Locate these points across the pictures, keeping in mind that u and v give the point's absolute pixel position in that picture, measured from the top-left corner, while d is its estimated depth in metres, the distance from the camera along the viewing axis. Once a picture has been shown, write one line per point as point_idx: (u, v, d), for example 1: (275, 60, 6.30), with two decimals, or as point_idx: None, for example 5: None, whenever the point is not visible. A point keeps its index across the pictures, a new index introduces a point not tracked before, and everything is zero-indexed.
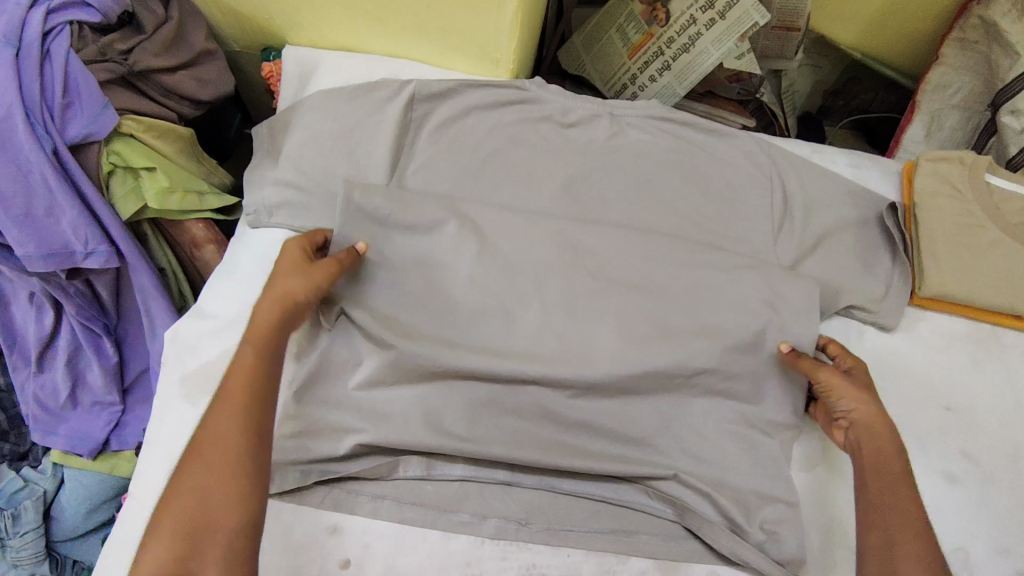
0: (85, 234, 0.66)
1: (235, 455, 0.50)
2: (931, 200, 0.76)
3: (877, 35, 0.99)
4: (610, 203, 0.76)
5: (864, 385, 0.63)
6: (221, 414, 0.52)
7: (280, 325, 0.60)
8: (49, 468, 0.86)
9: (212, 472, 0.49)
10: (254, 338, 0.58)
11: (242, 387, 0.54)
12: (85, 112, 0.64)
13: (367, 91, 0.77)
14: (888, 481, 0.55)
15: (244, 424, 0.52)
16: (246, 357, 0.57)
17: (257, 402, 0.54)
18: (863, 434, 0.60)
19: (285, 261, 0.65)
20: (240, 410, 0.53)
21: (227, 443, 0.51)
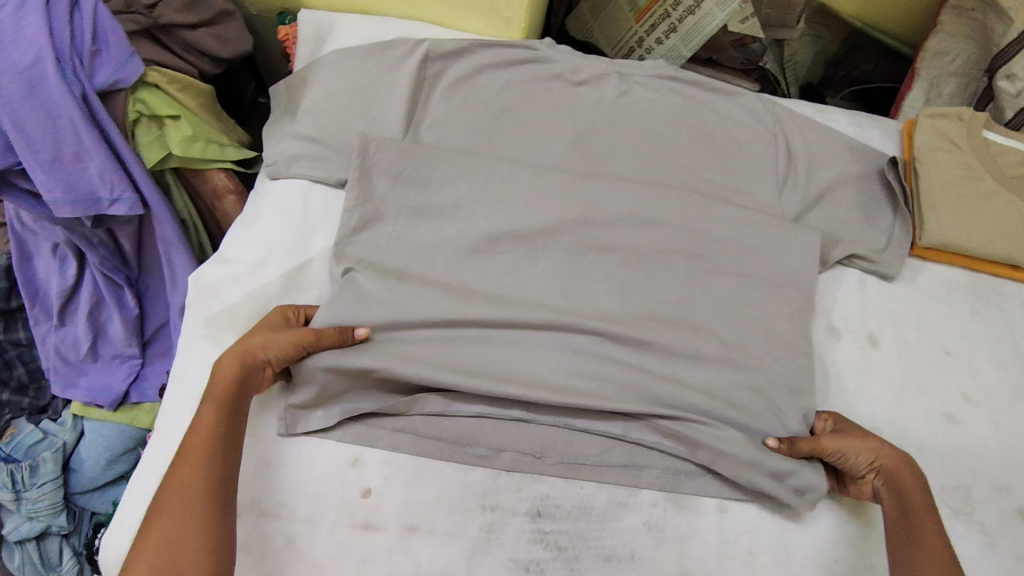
0: (110, 179, 0.68)
1: (198, 517, 0.52)
2: (931, 154, 0.78)
3: (877, 5, 1.01)
4: (620, 156, 0.78)
5: (876, 436, 0.63)
6: (182, 470, 0.54)
7: (241, 382, 0.60)
8: (69, 420, 0.88)
9: (174, 537, 0.50)
10: (212, 397, 0.58)
11: (203, 448, 0.55)
12: (112, 59, 0.66)
13: (382, 50, 0.79)
14: (922, 526, 0.57)
15: (208, 483, 0.53)
16: (206, 417, 0.57)
17: (218, 454, 0.55)
18: (892, 483, 0.60)
19: (263, 319, 0.64)
20: (203, 467, 0.54)
21: (189, 498, 0.52)
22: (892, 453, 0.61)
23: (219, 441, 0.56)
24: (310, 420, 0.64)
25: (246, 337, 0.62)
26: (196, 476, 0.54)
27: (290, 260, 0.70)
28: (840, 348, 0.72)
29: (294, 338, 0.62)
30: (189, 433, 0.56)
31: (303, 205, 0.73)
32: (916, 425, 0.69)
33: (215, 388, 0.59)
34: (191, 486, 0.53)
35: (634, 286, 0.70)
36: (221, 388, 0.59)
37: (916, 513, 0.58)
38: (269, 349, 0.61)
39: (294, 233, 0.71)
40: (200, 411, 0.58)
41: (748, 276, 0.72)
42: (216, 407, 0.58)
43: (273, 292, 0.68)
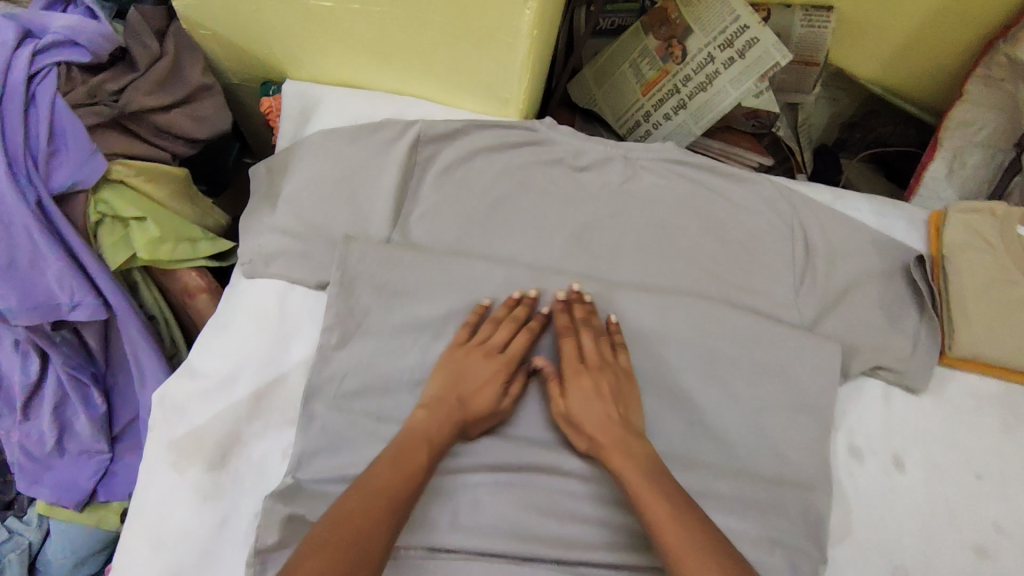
0: (70, 285, 0.62)
1: (367, 543, 0.49)
2: (961, 253, 0.72)
3: (899, 70, 0.96)
4: (626, 251, 0.72)
5: (600, 392, 0.61)
6: (383, 476, 0.54)
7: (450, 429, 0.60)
8: (34, 519, 0.83)
9: (335, 547, 0.48)
10: (442, 426, 0.60)
11: (419, 466, 0.56)
12: (72, 160, 0.60)
13: (370, 132, 0.73)
14: (641, 471, 0.56)
15: (393, 515, 0.52)
16: (435, 440, 0.59)
17: (416, 479, 0.55)
18: (619, 392, 0.62)
19: (481, 369, 0.63)
20: (404, 481, 0.54)
21: (378, 501, 0.52)
22: (597, 413, 0.60)
23: (427, 469, 0.57)
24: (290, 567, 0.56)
25: (464, 396, 0.62)
26: (402, 485, 0.54)
27: (263, 374, 0.64)
28: (859, 474, 0.67)
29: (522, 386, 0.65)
30: (386, 459, 0.56)
31: (279, 310, 0.67)
32: (941, 559, 0.64)
33: (447, 417, 0.60)
34: (371, 508, 0.51)
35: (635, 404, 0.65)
36: (453, 421, 0.60)
37: (612, 465, 0.57)
38: (483, 425, 0.63)
39: (269, 343, 0.66)
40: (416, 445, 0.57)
41: (759, 393, 0.67)
42: (426, 442, 0.58)
43: (243, 412, 0.63)
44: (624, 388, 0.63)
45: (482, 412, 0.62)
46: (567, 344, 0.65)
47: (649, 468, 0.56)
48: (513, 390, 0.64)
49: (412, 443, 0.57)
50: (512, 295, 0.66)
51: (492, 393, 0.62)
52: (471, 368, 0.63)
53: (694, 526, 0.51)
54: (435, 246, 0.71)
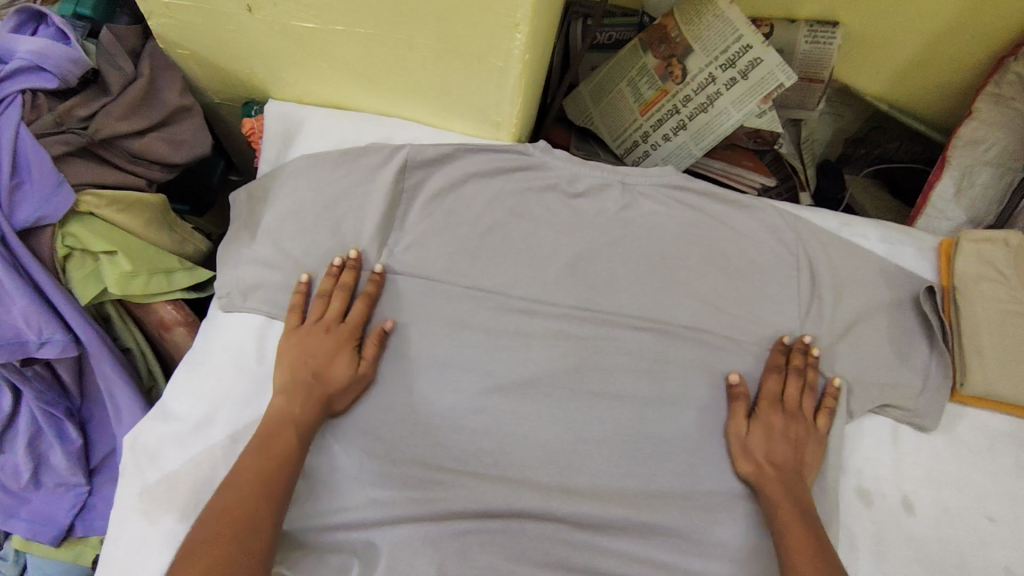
0: (38, 322, 0.59)
1: (248, 528, 0.50)
2: (973, 285, 0.69)
3: (905, 88, 0.93)
4: (622, 283, 0.69)
5: (791, 435, 0.62)
6: (242, 482, 0.53)
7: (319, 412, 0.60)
8: (11, 554, 0.80)
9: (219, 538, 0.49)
10: (294, 417, 0.58)
11: (277, 460, 0.55)
12: (35, 193, 0.57)
13: (356, 157, 0.71)
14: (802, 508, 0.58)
15: (275, 499, 0.53)
16: (289, 435, 0.57)
17: (275, 476, 0.54)
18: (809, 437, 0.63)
19: (315, 343, 0.62)
20: (265, 482, 0.53)
21: (242, 506, 0.51)
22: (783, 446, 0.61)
23: (287, 463, 0.55)
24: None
25: (316, 369, 0.61)
26: (258, 485, 0.53)
27: (239, 416, 0.61)
28: (867, 518, 0.64)
29: (377, 345, 0.63)
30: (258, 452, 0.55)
31: (258, 347, 0.64)
32: None
33: (293, 406, 0.59)
34: (252, 499, 0.52)
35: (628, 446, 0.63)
36: (300, 408, 0.59)
37: (771, 493, 0.59)
38: (348, 396, 0.62)
39: (247, 383, 0.62)
40: (281, 427, 0.57)
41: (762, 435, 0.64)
42: (292, 424, 0.58)
43: (219, 457, 0.59)
44: (813, 438, 0.63)
45: (341, 386, 0.61)
46: (775, 381, 0.64)
47: (803, 503, 0.58)
48: (366, 356, 0.63)
49: (277, 429, 0.57)
50: (332, 263, 0.65)
51: (344, 364, 0.62)
52: (307, 341, 0.62)
53: (822, 547, 0.54)
54: (423, 277, 0.67)
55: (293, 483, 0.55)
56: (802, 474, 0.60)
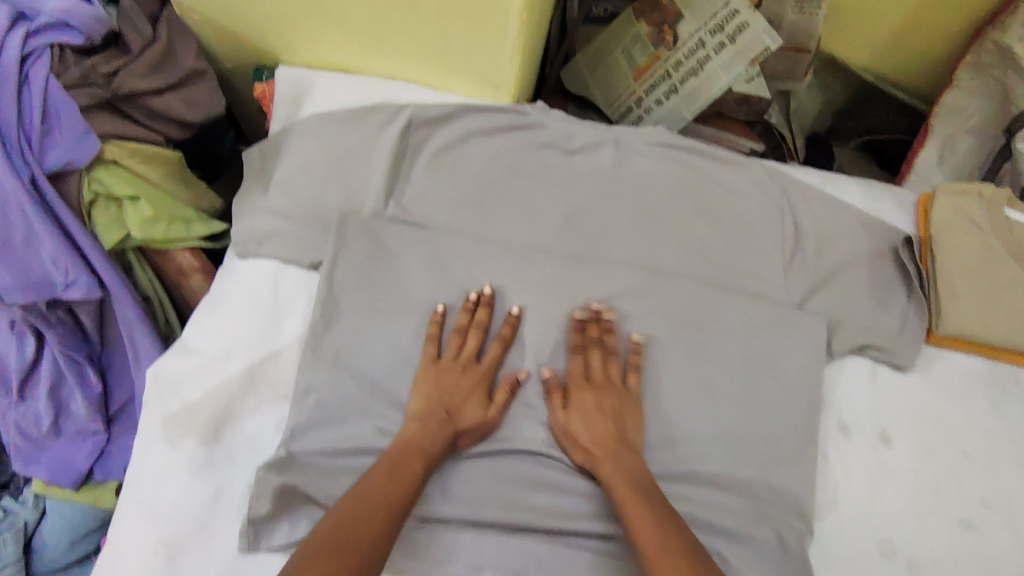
0: (65, 264, 0.63)
1: (369, 541, 0.51)
2: (949, 234, 0.73)
3: (889, 58, 0.96)
4: (616, 233, 0.73)
5: (601, 407, 0.64)
6: (386, 487, 0.55)
7: (445, 446, 0.61)
8: (31, 499, 0.83)
9: (343, 547, 0.50)
10: (409, 439, 0.60)
11: (412, 471, 0.58)
12: (65, 140, 0.61)
13: (363, 116, 0.74)
14: (642, 486, 0.59)
15: (385, 517, 0.53)
16: (416, 458, 0.59)
17: (403, 499, 0.56)
18: (619, 409, 0.64)
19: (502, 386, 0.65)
20: (389, 498, 0.55)
21: (373, 512, 0.53)
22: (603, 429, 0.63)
23: (411, 485, 0.57)
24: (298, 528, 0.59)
25: (464, 408, 0.63)
26: (384, 505, 0.54)
27: (256, 351, 0.65)
28: (846, 452, 0.68)
29: (508, 395, 0.65)
30: (388, 465, 0.58)
31: (272, 290, 0.68)
32: (927, 532, 0.65)
33: (426, 435, 0.60)
34: (370, 514, 0.53)
35: (619, 380, 0.67)
36: (429, 435, 0.61)
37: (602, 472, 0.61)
38: (472, 436, 0.64)
39: (262, 323, 0.67)
40: (416, 456, 0.59)
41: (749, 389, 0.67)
42: (416, 458, 0.59)
43: (236, 387, 0.64)
44: (631, 407, 0.65)
45: (471, 427, 0.63)
46: (577, 360, 0.66)
47: (637, 476, 0.60)
48: (497, 399, 0.65)
49: (407, 454, 0.59)
50: (467, 299, 0.67)
51: (477, 406, 0.64)
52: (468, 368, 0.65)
53: (659, 517, 0.56)
54: (427, 224, 0.71)
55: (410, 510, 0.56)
56: (630, 446, 0.63)
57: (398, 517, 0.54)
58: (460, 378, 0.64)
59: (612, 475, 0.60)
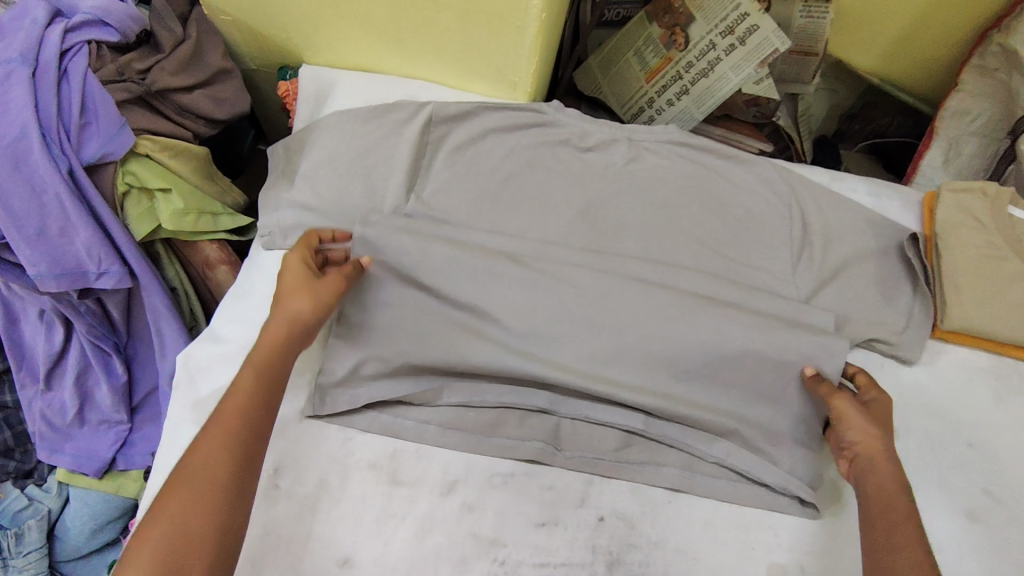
0: (97, 253, 0.66)
1: (219, 488, 0.50)
2: (953, 232, 0.75)
3: (895, 62, 0.98)
4: (629, 228, 0.75)
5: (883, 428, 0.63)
6: (222, 415, 0.53)
7: (282, 356, 0.58)
8: (55, 487, 0.85)
9: (188, 491, 0.49)
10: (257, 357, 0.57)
11: (243, 406, 0.54)
12: (100, 132, 0.64)
13: (384, 113, 0.77)
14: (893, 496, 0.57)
15: (240, 453, 0.52)
16: (247, 380, 0.56)
17: (250, 420, 0.54)
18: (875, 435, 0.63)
19: (290, 279, 0.62)
20: (231, 434, 0.52)
21: (207, 453, 0.51)
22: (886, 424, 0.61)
23: (257, 405, 0.54)
24: (319, 509, 0.61)
25: (285, 304, 0.60)
26: (225, 441, 0.52)
27: None
28: None
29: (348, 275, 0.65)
30: (229, 395, 0.55)
31: None
32: (935, 523, 0.66)
33: (260, 350, 0.58)
34: (216, 458, 0.51)
35: (633, 370, 0.68)
36: (268, 348, 0.58)
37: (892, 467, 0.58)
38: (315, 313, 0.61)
39: None
40: (239, 376, 0.56)
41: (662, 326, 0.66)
42: (251, 391, 0.55)
43: None
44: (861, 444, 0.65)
45: (299, 307, 0.60)
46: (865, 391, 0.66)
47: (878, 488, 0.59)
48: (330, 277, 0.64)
49: (243, 378, 0.56)
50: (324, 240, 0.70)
51: (298, 283, 0.62)
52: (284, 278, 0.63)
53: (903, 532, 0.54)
54: (447, 216, 0.73)
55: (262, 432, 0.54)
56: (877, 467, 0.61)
57: (247, 451, 0.52)
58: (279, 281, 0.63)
59: (882, 471, 0.57)
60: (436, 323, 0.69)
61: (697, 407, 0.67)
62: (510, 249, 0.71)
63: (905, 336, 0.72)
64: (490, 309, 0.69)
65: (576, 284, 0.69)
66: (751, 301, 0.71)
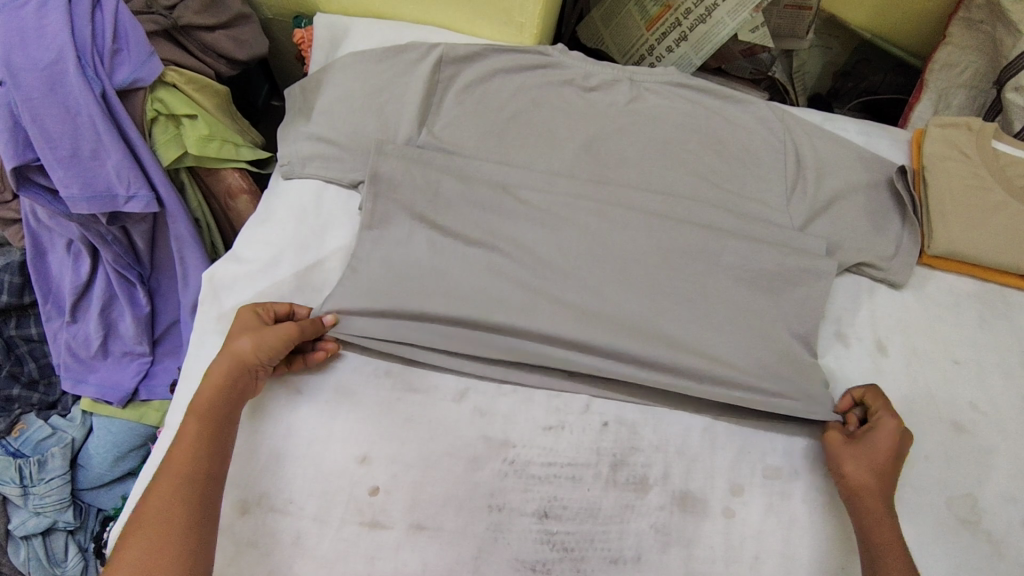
0: (127, 175, 0.69)
1: (178, 537, 0.51)
2: (939, 163, 0.79)
3: (885, 17, 1.03)
4: (630, 161, 0.78)
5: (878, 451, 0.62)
6: (171, 460, 0.54)
7: (229, 401, 0.59)
8: (78, 417, 0.90)
9: (146, 539, 0.50)
10: (200, 405, 0.57)
11: (190, 452, 0.55)
12: (132, 59, 0.68)
13: (397, 53, 0.80)
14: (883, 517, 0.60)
15: (191, 501, 0.53)
16: (191, 427, 0.56)
17: (200, 463, 0.55)
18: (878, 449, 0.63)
19: (235, 326, 0.63)
20: (181, 480, 0.53)
21: (159, 502, 0.52)
22: (882, 462, 0.61)
23: (202, 446, 0.55)
24: (338, 413, 0.65)
25: (229, 348, 0.61)
26: (176, 487, 0.53)
27: (302, 259, 0.72)
28: (843, 357, 0.73)
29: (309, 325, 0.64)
30: (175, 443, 0.56)
31: (315, 205, 0.75)
32: (923, 432, 0.69)
33: (204, 396, 0.58)
34: (168, 505, 0.52)
35: (637, 288, 0.71)
36: (211, 394, 0.58)
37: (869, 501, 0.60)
38: (260, 355, 0.61)
39: (305, 231, 0.73)
40: (184, 423, 0.57)
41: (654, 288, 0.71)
42: (198, 436, 0.56)
43: (287, 288, 0.70)
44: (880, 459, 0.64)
45: (245, 353, 0.60)
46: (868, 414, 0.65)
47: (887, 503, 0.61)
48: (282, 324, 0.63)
49: (186, 425, 0.57)
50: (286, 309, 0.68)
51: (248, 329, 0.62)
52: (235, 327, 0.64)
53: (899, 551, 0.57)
54: (458, 148, 0.77)
55: (215, 473, 0.55)
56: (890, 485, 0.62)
57: (198, 496, 0.53)
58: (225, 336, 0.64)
59: (873, 511, 0.59)
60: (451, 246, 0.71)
61: (698, 326, 0.70)
62: (519, 179, 0.75)
63: (895, 261, 0.76)
64: (498, 233, 0.72)
65: (579, 212, 0.73)
66: (748, 227, 0.74)
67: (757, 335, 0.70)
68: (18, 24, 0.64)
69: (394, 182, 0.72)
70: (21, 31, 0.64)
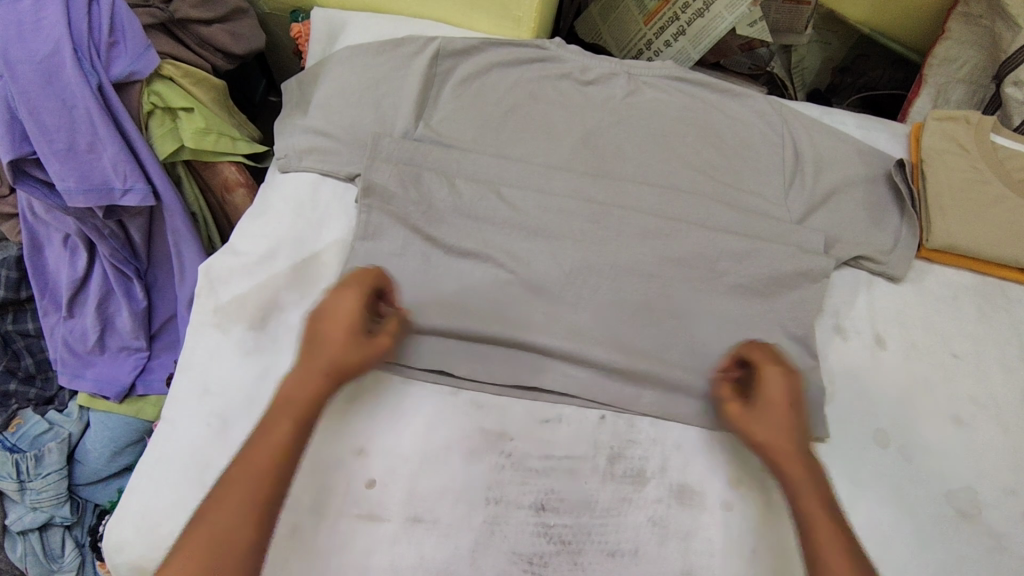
0: (124, 168, 0.69)
1: (252, 540, 0.51)
2: (939, 157, 0.79)
3: (883, 14, 1.03)
4: (628, 155, 0.78)
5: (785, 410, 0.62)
6: (261, 457, 0.54)
7: (317, 404, 0.59)
8: (76, 412, 0.90)
9: (221, 536, 0.50)
10: (297, 405, 0.57)
11: (278, 450, 0.54)
12: (129, 51, 0.68)
13: (394, 47, 0.80)
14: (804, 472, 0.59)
15: (267, 504, 0.52)
16: (284, 425, 0.56)
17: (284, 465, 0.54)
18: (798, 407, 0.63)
19: (346, 317, 0.62)
20: (263, 479, 0.53)
21: (238, 499, 0.52)
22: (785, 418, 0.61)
23: (287, 446, 0.55)
24: (336, 409, 0.64)
25: (335, 348, 0.61)
26: (257, 486, 0.52)
27: (299, 252, 0.72)
28: (842, 350, 0.73)
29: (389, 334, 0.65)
30: (259, 438, 0.55)
31: (312, 198, 0.74)
32: (921, 425, 0.69)
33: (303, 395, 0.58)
34: (250, 504, 0.51)
35: (633, 282, 0.71)
36: (308, 395, 0.58)
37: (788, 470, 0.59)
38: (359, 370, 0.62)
39: (302, 225, 0.73)
40: (279, 418, 0.56)
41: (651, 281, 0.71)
42: (288, 437, 0.55)
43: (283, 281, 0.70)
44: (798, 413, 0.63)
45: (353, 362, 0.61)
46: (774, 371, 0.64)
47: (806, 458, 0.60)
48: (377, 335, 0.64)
49: (275, 420, 0.56)
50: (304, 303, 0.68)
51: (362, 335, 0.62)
52: (342, 312, 0.63)
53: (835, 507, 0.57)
54: (455, 141, 0.77)
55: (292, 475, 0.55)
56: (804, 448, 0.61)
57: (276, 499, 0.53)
58: (338, 317, 0.62)
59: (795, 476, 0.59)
60: (447, 238, 0.71)
61: (694, 318, 0.70)
62: (516, 172, 0.75)
63: (894, 254, 0.76)
64: (494, 227, 0.72)
65: (576, 205, 0.73)
66: (745, 221, 0.74)
67: (752, 329, 0.70)
68: (14, 17, 0.64)
69: (391, 175, 0.72)
70: (18, 23, 0.64)
